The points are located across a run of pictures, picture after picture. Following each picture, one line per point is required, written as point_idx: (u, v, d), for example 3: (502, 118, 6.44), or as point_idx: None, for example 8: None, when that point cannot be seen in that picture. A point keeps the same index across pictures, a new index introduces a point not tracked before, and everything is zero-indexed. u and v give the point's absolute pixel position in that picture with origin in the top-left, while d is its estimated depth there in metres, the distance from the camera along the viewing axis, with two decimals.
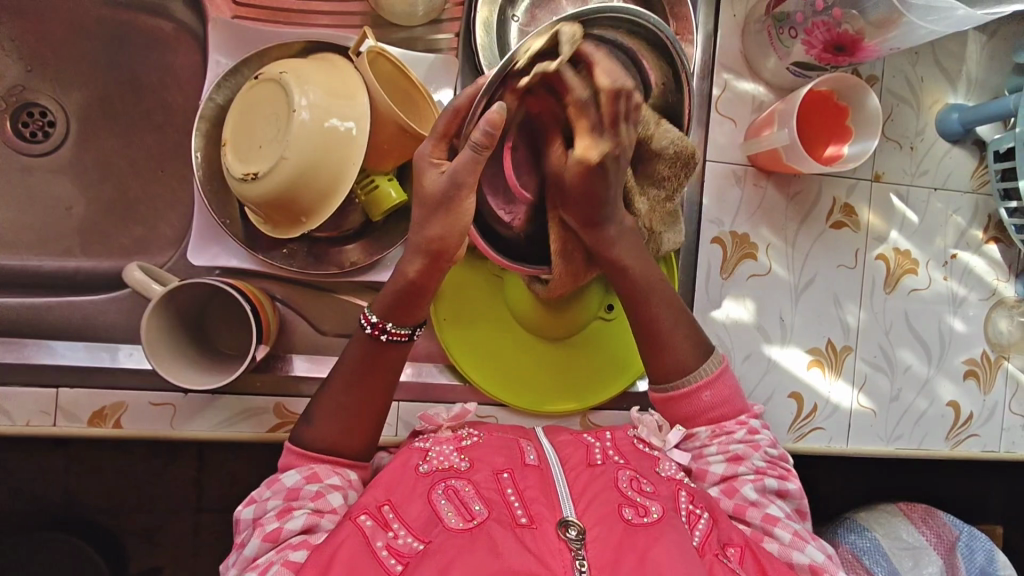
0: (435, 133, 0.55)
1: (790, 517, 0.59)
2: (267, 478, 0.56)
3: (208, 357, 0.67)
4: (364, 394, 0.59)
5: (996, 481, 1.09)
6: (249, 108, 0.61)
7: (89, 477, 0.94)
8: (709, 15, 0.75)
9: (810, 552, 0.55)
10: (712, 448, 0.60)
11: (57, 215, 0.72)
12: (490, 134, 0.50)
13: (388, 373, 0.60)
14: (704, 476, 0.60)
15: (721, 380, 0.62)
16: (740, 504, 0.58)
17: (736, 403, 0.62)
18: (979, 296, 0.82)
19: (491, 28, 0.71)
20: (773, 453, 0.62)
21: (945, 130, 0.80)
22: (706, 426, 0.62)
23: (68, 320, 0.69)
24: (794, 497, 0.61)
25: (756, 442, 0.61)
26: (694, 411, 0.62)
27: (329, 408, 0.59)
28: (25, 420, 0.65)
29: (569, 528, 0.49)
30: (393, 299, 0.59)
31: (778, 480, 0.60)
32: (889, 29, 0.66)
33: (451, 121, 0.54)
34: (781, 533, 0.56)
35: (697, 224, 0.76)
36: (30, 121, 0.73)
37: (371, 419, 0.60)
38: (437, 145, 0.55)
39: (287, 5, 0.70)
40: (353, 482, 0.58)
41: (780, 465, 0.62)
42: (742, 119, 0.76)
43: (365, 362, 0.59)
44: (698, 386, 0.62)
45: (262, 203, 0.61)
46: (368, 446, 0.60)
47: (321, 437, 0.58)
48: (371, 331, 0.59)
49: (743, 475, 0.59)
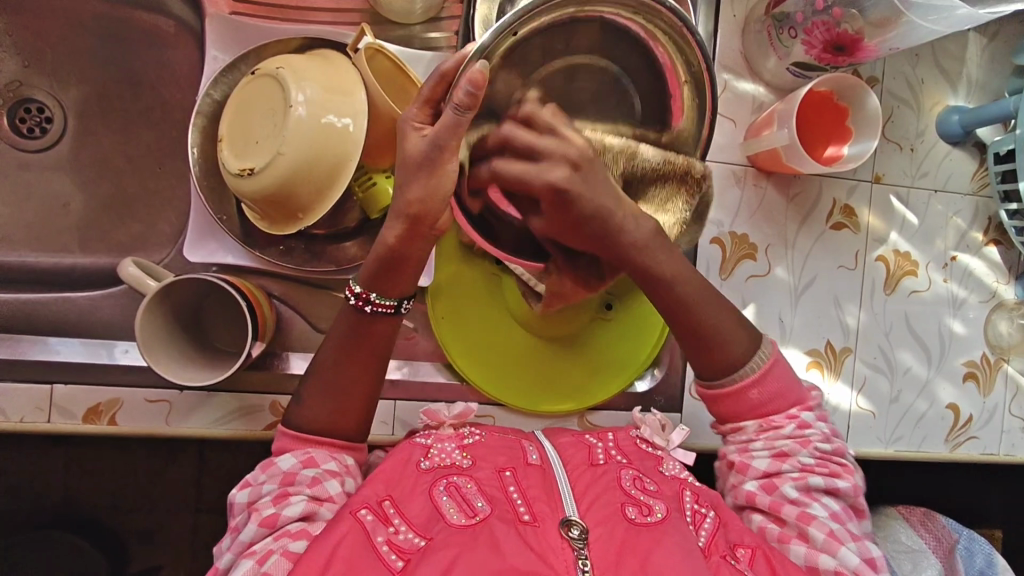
0: (420, 100, 0.52)
1: (834, 516, 0.57)
2: (261, 463, 0.56)
3: (199, 349, 0.66)
4: (351, 370, 0.58)
5: (995, 485, 1.09)
6: (245, 104, 0.61)
7: (86, 477, 0.94)
8: (709, 15, 0.74)
9: (842, 556, 0.55)
10: (758, 443, 0.59)
11: (54, 212, 0.72)
12: (473, 95, 0.48)
13: (375, 345, 0.59)
14: (746, 469, 0.60)
15: (771, 374, 0.60)
16: (777, 501, 0.58)
17: (788, 396, 0.60)
18: (980, 297, 0.82)
19: (490, 26, 0.69)
20: (825, 449, 0.60)
21: (946, 132, 0.80)
22: (754, 421, 0.60)
23: (63, 316, 0.68)
24: (845, 496, 0.59)
25: (805, 439, 0.60)
26: (743, 408, 0.60)
27: (318, 388, 0.58)
28: (18, 416, 0.65)
29: (571, 527, 0.49)
30: (378, 270, 0.57)
31: (826, 477, 0.59)
32: (888, 29, 0.66)
33: (436, 87, 0.52)
34: (815, 535, 0.56)
35: (698, 224, 0.75)
36: (28, 116, 0.72)
37: (364, 397, 0.59)
38: (422, 109, 0.53)
39: (285, 2, 0.70)
40: (348, 468, 0.57)
41: (831, 461, 0.60)
42: (741, 119, 0.75)
43: (350, 338, 0.58)
44: (743, 385, 0.60)
45: (258, 199, 0.60)
46: (363, 426, 0.59)
47: (313, 417, 0.57)
48: (355, 303, 0.58)
49: (786, 473, 0.59)
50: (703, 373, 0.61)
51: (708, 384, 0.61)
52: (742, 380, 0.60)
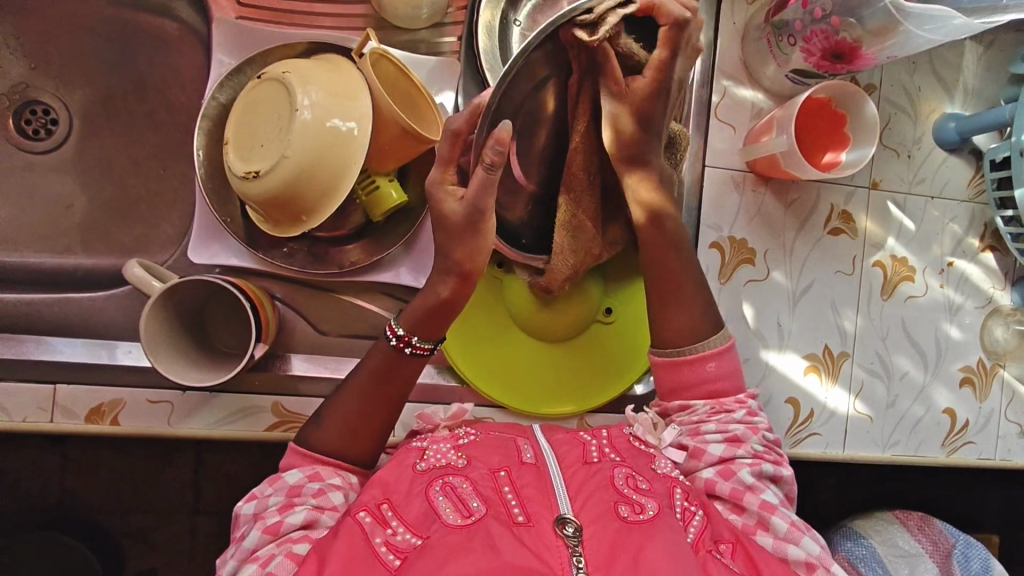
0: (440, 162, 0.56)
1: (784, 504, 0.58)
2: (267, 477, 0.56)
3: (204, 352, 0.67)
4: (377, 404, 0.60)
5: (991, 490, 1.09)
6: (251, 108, 0.61)
7: (85, 478, 0.94)
8: (709, 22, 0.76)
9: (806, 545, 0.55)
10: (710, 424, 0.61)
11: (58, 213, 0.72)
12: (501, 151, 0.50)
13: (402, 381, 0.62)
14: (701, 455, 0.60)
15: (729, 352, 0.64)
16: (737, 488, 0.58)
17: (736, 380, 0.64)
18: (976, 303, 0.83)
19: (493, 33, 0.71)
20: (770, 438, 0.62)
21: (942, 139, 0.80)
22: (706, 400, 0.62)
23: (67, 317, 0.69)
24: (785, 484, 0.61)
25: (754, 425, 0.62)
26: (694, 380, 0.63)
27: (341, 416, 0.59)
28: (22, 416, 0.65)
29: (566, 525, 0.49)
30: (425, 314, 0.61)
31: (774, 465, 0.60)
32: (887, 37, 0.66)
33: (452, 147, 0.55)
34: (777, 523, 0.56)
35: (697, 229, 0.76)
36: (33, 118, 0.73)
37: (384, 426, 0.61)
38: (445, 169, 0.56)
39: (291, 7, 0.71)
40: (353, 485, 0.58)
41: (774, 450, 0.62)
42: (741, 126, 0.76)
43: (380, 373, 0.61)
44: (701, 357, 0.63)
45: (263, 201, 0.61)
46: (376, 451, 0.61)
47: (332, 443, 0.58)
48: (396, 345, 0.60)
49: (740, 459, 0.59)
50: (659, 341, 0.65)
51: (670, 352, 0.64)
52: (700, 351, 0.63)
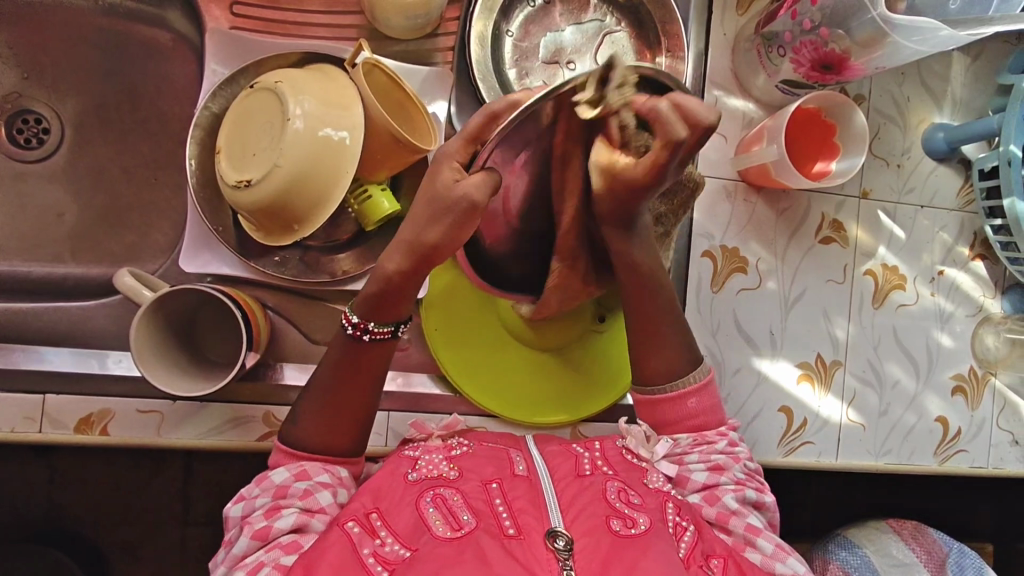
0: (464, 134, 0.57)
1: (769, 528, 0.59)
2: (255, 477, 0.56)
3: (195, 363, 0.66)
4: (347, 397, 0.59)
5: (984, 498, 1.09)
6: (245, 116, 0.61)
7: (74, 489, 0.93)
8: (699, 33, 0.77)
9: (792, 564, 0.56)
10: (694, 456, 0.61)
11: (49, 222, 0.72)
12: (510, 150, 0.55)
13: (371, 369, 0.60)
14: (687, 483, 0.60)
15: (708, 389, 0.64)
16: (722, 513, 0.59)
17: (718, 414, 0.64)
18: (966, 312, 0.83)
19: (486, 42, 0.71)
20: (751, 466, 0.63)
21: (932, 149, 0.81)
22: (688, 433, 0.63)
23: (56, 325, 0.68)
24: (768, 510, 0.62)
25: (736, 454, 0.62)
26: (678, 417, 0.64)
27: (314, 409, 0.59)
28: (8, 427, 0.64)
29: (557, 539, 0.49)
30: (376, 298, 0.58)
31: (756, 492, 0.61)
32: (874, 49, 0.66)
33: (484, 123, 0.57)
34: (763, 545, 0.57)
35: (689, 238, 0.76)
36: (25, 127, 0.73)
37: (359, 417, 0.60)
38: (463, 145, 0.57)
39: (285, 18, 0.71)
40: (342, 481, 0.57)
41: (757, 478, 0.63)
42: (731, 135, 0.77)
43: (346, 365, 0.59)
44: (682, 394, 0.63)
45: (255, 211, 0.61)
46: (359, 440, 0.60)
47: (309, 437, 0.58)
48: (353, 331, 0.59)
49: (724, 485, 0.60)
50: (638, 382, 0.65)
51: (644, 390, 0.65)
52: (681, 388, 0.64)
